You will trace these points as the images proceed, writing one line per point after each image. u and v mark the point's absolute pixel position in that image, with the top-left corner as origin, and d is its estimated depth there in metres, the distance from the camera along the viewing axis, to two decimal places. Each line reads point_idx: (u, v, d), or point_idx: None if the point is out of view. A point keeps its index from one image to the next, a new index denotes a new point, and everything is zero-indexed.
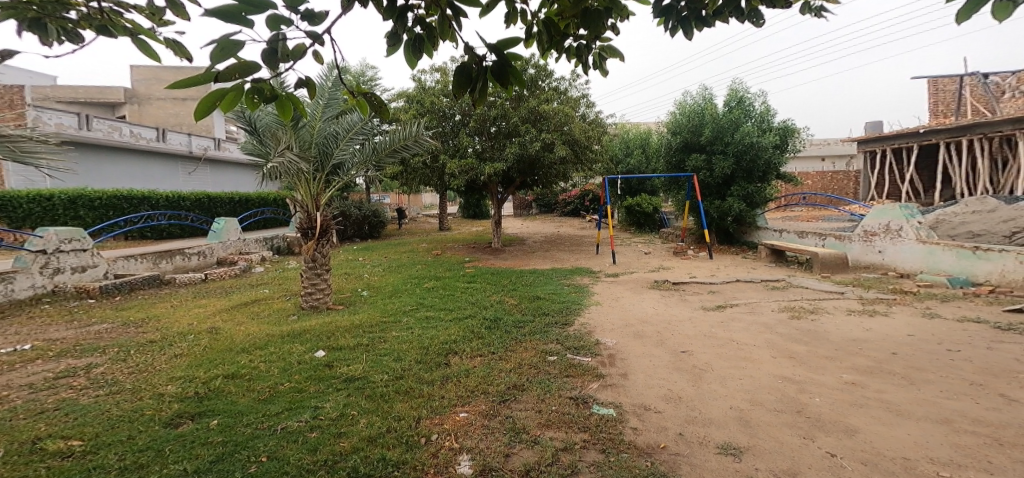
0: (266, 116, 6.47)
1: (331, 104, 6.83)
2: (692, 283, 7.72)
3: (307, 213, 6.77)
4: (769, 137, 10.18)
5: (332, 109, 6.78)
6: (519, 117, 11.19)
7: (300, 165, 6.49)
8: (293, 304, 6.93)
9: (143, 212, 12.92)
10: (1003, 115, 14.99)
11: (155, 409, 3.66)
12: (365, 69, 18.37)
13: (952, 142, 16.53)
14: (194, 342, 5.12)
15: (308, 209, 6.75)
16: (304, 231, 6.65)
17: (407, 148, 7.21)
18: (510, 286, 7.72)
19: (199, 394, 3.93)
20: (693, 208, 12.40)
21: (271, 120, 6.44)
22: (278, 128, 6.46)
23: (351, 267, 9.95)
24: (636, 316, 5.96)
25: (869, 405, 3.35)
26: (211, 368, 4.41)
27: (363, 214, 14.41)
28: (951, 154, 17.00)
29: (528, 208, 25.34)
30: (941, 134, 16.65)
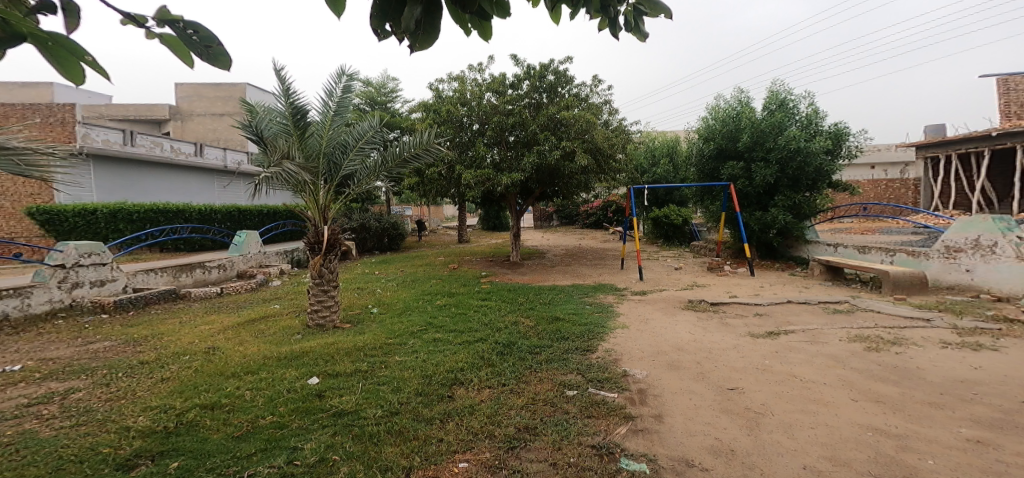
0: (273, 125, 6.16)
1: (339, 111, 6.50)
2: (733, 302, 6.87)
3: (315, 227, 6.36)
4: (819, 142, 9.15)
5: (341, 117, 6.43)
6: (538, 125, 10.62)
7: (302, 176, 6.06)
8: (301, 321, 6.52)
9: (174, 224, 13.02)
10: None
11: (113, 447, 3.19)
12: (386, 81, 18.25)
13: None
14: (187, 365, 4.69)
15: (316, 223, 6.35)
16: (310, 246, 6.25)
17: (420, 158, 6.75)
18: (530, 305, 7.09)
19: (168, 429, 3.45)
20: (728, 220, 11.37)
21: (277, 129, 6.12)
22: (284, 137, 6.14)
23: (365, 281, 9.56)
24: (671, 342, 5.20)
25: (1010, 475, 2.59)
26: (192, 396, 3.95)
27: (383, 226, 14.11)
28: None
29: (551, 220, 24.65)
30: (1016, 137, 15.04)
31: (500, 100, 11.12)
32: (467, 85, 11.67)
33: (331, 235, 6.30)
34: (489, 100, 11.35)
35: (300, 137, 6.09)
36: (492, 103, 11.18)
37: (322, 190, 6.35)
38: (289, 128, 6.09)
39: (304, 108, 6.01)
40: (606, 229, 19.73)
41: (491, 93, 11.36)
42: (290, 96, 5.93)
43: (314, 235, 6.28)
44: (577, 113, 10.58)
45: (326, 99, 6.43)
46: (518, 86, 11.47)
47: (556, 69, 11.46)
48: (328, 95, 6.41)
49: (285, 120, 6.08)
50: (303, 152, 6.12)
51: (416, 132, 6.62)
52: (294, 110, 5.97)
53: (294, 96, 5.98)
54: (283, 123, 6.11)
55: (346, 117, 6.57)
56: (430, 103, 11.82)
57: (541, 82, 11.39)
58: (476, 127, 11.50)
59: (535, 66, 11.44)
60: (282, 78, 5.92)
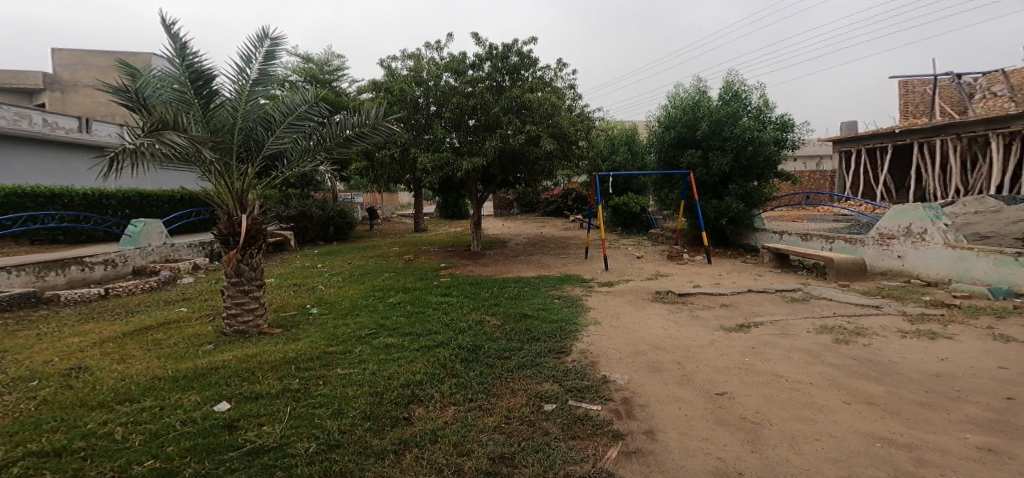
0: (164, 92, 5.04)
1: (259, 82, 5.41)
2: (697, 294, 6.67)
3: (228, 216, 5.30)
4: (769, 132, 9.37)
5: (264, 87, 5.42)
6: (501, 107, 10.00)
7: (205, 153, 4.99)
8: (214, 328, 5.50)
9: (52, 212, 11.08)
10: (978, 115, 14.74)
11: None
12: (329, 57, 16.82)
13: (926, 142, 16.19)
14: (31, 393, 3.63)
15: (230, 212, 5.29)
16: (223, 239, 5.20)
17: (363, 138, 5.98)
18: (488, 301, 6.50)
19: None
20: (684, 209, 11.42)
21: (172, 97, 5.00)
22: (180, 107, 5.02)
23: (306, 276, 8.50)
24: (646, 342, 4.85)
25: None
26: (29, 438, 2.98)
27: (327, 215, 12.69)
28: (924, 156, 16.60)
29: (509, 208, 24.07)
30: (916, 134, 16.30)
31: (459, 81, 10.38)
32: (423, 64, 10.81)
33: (251, 226, 5.26)
34: (449, 81, 10.59)
35: (204, 107, 5.03)
36: (450, 83, 10.44)
37: (237, 171, 5.34)
38: (187, 96, 4.96)
39: (208, 73, 4.96)
40: (566, 217, 19.49)
41: (448, 73, 10.61)
42: (188, 57, 4.87)
43: (229, 225, 5.22)
44: (541, 94, 10.06)
45: (241, 66, 5.31)
46: (478, 67, 10.80)
47: (519, 50, 10.83)
48: (244, 62, 5.30)
49: (181, 86, 4.98)
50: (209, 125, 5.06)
51: (362, 109, 5.83)
52: (193, 74, 4.90)
53: (193, 58, 4.91)
54: (178, 90, 5.00)
55: (267, 89, 5.51)
56: (382, 81, 10.76)
57: (502, 64, 10.75)
58: (433, 108, 10.70)
59: (497, 46, 10.76)
60: (174, 35, 4.84)
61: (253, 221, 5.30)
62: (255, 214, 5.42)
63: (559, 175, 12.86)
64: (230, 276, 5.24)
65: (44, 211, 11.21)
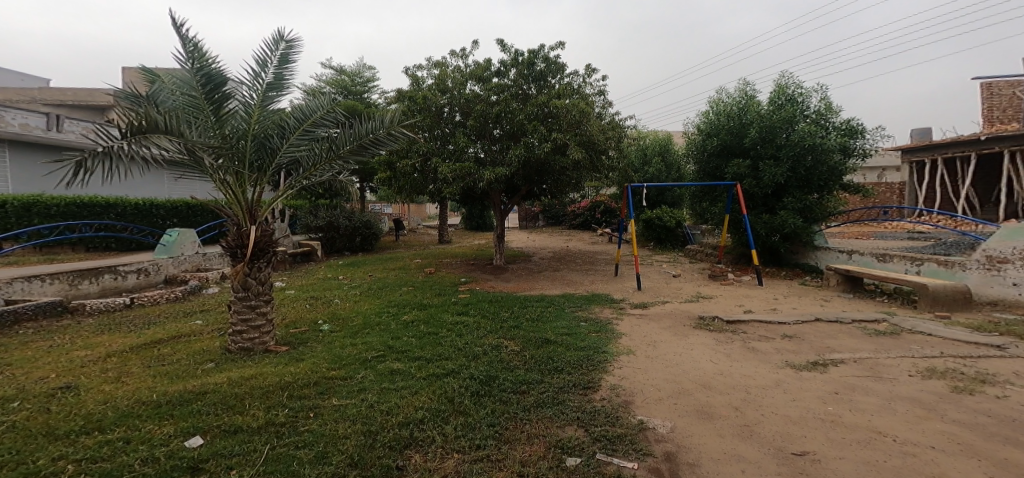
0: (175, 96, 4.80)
1: (275, 86, 5.10)
2: (751, 321, 5.80)
3: (237, 226, 4.97)
4: (831, 139, 8.29)
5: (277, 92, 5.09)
6: (527, 114, 9.51)
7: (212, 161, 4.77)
8: (221, 343, 5.22)
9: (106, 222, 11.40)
10: None
11: None
12: (359, 69, 16.91)
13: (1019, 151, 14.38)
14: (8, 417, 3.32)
15: (240, 223, 4.96)
16: (231, 252, 4.86)
17: (382, 146, 5.57)
18: (510, 322, 5.90)
19: None
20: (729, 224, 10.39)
21: (181, 102, 4.74)
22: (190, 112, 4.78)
23: (324, 288, 8.20)
24: (695, 380, 4.09)
25: None
26: None
27: (354, 225, 12.53)
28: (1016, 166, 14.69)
29: (535, 220, 23.39)
30: (1006, 141, 14.53)
31: (483, 88, 9.93)
32: (448, 72, 10.42)
33: (259, 238, 4.92)
34: (472, 90, 10.17)
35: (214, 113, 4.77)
36: (475, 91, 10.02)
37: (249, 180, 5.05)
38: (197, 102, 4.71)
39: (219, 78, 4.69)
40: (593, 230, 18.67)
41: (472, 81, 10.18)
42: (199, 60, 4.61)
43: (237, 237, 4.86)
44: (572, 101, 9.46)
45: (256, 70, 5.03)
46: (504, 74, 10.34)
47: (546, 55, 10.31)
48: (259, 65, 5.02)
49: (191, 91, 4.71)
50: (219, 132, 4.77)
51: (378, 112, 5.39)
52: (204, 78, 4.65)
53: (204, 62, 4.64)
54: (189, 95, 4.74)
55: (283, 94, 5.21)
56: (405, 90, 10.50)
57: (527, 70, 10.24)
58: (456, 118, 10.34)
59: (522, 53, 10.30)
60: (185, 37, 4.56)
61: (263, 233, 4.97)
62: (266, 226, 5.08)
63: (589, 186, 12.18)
64: (238, 291, 4.90)
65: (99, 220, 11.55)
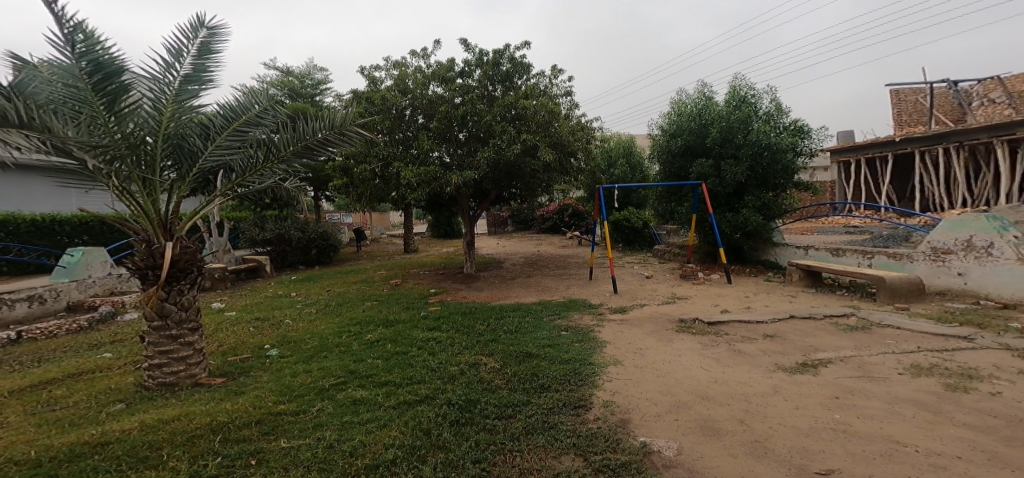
0: (52, 87, 3.93)
1: (194, 79, 4.52)
2: (730, 321, 5.68)
3: (148, 244, 4.32)
4: (787, 138, 8.54)
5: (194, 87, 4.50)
6: (495, 115, 9.11)
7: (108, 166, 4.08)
8: (134, 380, 4.57)
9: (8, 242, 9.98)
10: (978, 122, 13.98)
11: None
12: (309, 70, 15.91)
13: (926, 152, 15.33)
14: None
15: (150, 240, 4.32)
16: (140, 274, 4.23)
17: (327, 147, 4.98)
18: (484, 336, 5.47)
19: None
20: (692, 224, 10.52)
21: (61, 94, 3.92)
22: (74, 107, 3.95)
23: (273, 307, 7.39)
24: (690, 391, 3.86)
25: None
26: None
27: (309, 237, 11.59)
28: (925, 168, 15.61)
29: (505, 225, 22.92)
30: (917, 142, 15.41)
31: (446, 88, 9.47)
32: (409, 72, 9.84)
33: (177, 257, 4.25)
34: (435, 91, 9.65)
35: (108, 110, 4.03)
36: (437, 91, 9.54)
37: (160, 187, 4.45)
38: (83, 95, 3.93)
39: (114, 68, 3.99)
40: (564, 235, 18.49)
41: (435, 82, 9.70)
42: (86, 45, 3.85)
43: (148, 257, 4.24)
44: (538, 101, 9.17)
45: (168, 60, 4.41)
46: (468, 74, 9.94)
47: (512, 56, 9.97)
48: (172, 55, 4.41)
49: (74, 81, 3.91)
50: (119, 132, 4.09)
51: (323, 111, 4.82)
52: (92, 68, 3.90)
53: (94, 48, 3.90)
54: (71, 86, 3.91)
55: (204, 89, 4.61)
56: (362, 91, 9.84)
57: (494, 71, 9.87)
58: (421, 120, 9.77)
59: (486, 52, 9.93)
60: (63, 17, 3.77)
61: (182, 251, 4.32)
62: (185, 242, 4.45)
63: (556, 189, 11.92)
64: (153, 320, 4.22)
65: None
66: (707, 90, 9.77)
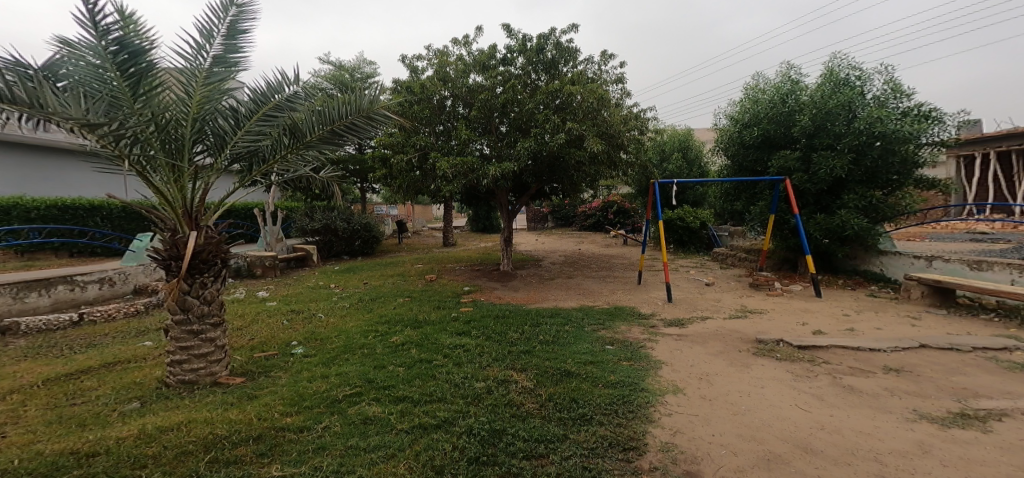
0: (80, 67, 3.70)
1: (223, 62, 4.17)
2: (828, 346, 4.56)
3: (172, 232, 3.98)
4: (909, 125, 7.03)
5: (223, 69, 4.15)
6: (537, 103, 8.40)
7: (132, 152, 3.77)
8: (159, 375, 4.26)
9: (97, 228, 10.58)
10: None
11: None
12: (357, 64, 15.90)
13: None
14: None
15: (175, 230, 3.98)
16: (163, 265, 3.92)
17: (360, 132, 4.58)
18: (518, 348, 4.77)
19: None
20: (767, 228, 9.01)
21: (88, 76, 3.68)
22: (101, 90, 3.71)
23: (309, 299, 7.16)
24: (785, 440, 2.96)
25: None
26: None
27: (352, 229, 11.51)
28: None
29: (546, 221, 21.91)
30: None
31: (486, 76, 8.92)
32: (449, 61, 9.32)
33: (200, 248, 3.92)
34: (474, 81, 9.13)
35: (133, 92, 3.73)
36: (477, 80, 9.00)
37: (190, 175, 4.10)
38: (109, 76, 3.65)
39: (140, 47, 3.67)
40: (607, 233, 17.34)
41: (476, 71, 9.16)
42: (112, 23, 3.56)
43: (171, 247, 3.92)
44: (586, 87, 8.34)
45: (199, 41, 4.07)
46: (510, 62, 9.25)
47: (557, 41, 9.19)
48: (202, 36, 4.07)
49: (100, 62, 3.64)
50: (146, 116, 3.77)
51: (353, 93, 4.40)
52: (118, 47, 3.60)
53: (120, 26, 3.60)
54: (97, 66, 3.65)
55: (234, 72, 4.25)
56: (404, 80, 9.44)
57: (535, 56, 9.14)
58: (457, 108, 9.32)
59: (530, 37, 9.22)
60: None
61: (206, 242, 3.98)
62: (211, 232, 4.12)
63: (603, 184, 10.96)
64: (176, 314, 3.91)
65: (90, 227, 10.73)
66: (792, 74, 8.44)
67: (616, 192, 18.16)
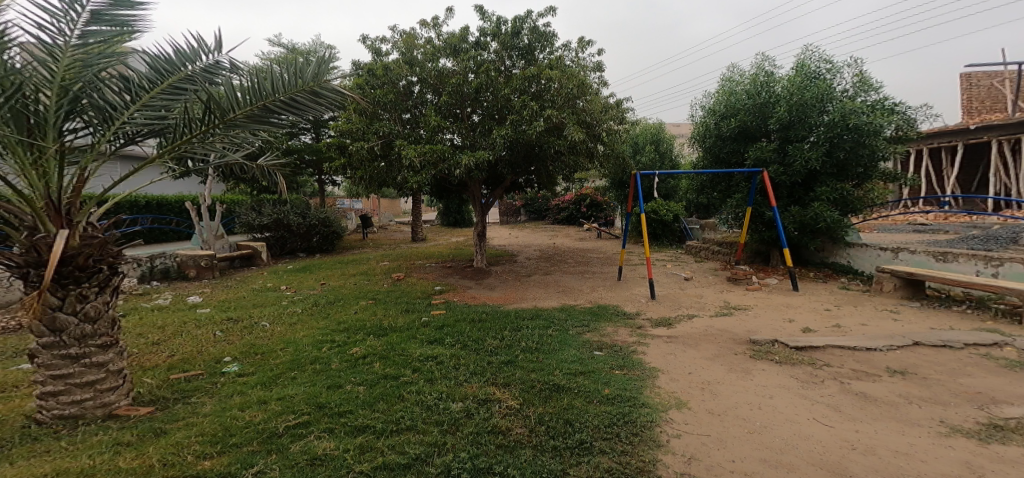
0: None
1: (114, 22, 3.44)
2: (825, 346, 4.29)
3: (29, 230, 3.16)
4: (881, 118, 7.03)
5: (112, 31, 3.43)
6: (513, 88, 7.84)
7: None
8: (24, 406, 3.49)
9: None
10: None
11: None
12: (317, 47, 14.78)
13: (1008, 142, 13.27)
14: None
15: (35, 227, 3.16)
16: (19, 273, 3.17)
17: (296, 112, 3.83)
18: (499, 359, 4.25)
19: None
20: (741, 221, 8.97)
21: None
22: None
23: (262, 304, 6.30)
24: (815, 464, 2.58)
25: None
26: None
27: (309, 224, 10.50)
28: (1006, 159, 13.51)
29: (517, 215, 21.40)
30: (994, 131, 13.38)
31: (457, 61, 8.30)
32: (418, 41, 8.64)
33: (75, 252, 3.13)
34: (446, 66, 8.43)
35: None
36: (449, 65, 8.33)
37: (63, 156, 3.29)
38: None
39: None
40: (581, 226, 17.11)
41: (446, 55, 8.49)
42: None
43: (30, 251, 3.14)
44: (565, 73, 7.92)
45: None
46: (483, 45, 8.63)
47: (534, 24, 8.65)
48: None
49: None
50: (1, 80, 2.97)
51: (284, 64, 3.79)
52: None
53: None
54: None
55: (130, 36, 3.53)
56: (365, 62, 8.62)
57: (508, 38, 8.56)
58: (428, 96, 8.59)
59: (505, 20, 8.64)
60: None
61: (84, 243, 3.19)
62: (91, 230, 3.33)
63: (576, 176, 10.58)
64: (44, 335, 3.20)
65: None
66: (767, 65, 8.36)
67: (588, 184, 17.92)
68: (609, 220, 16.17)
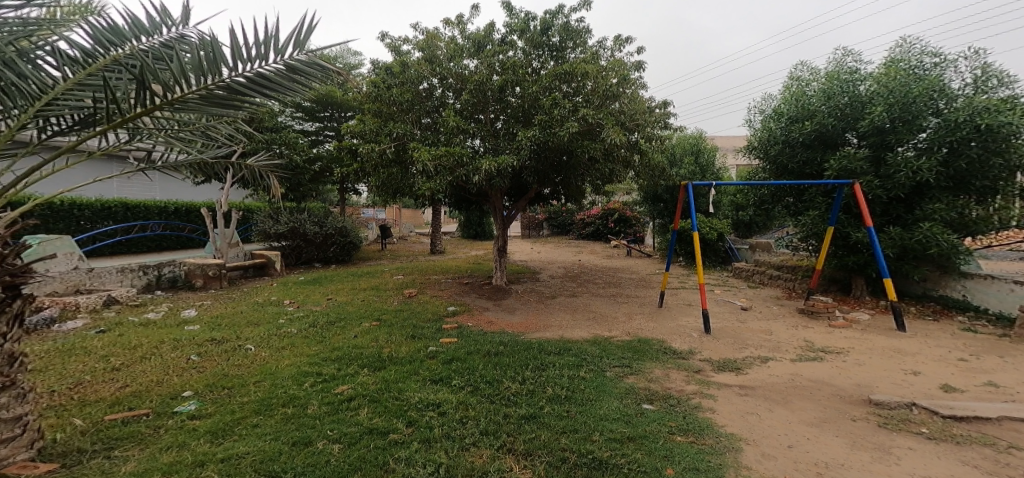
0: None
1: None
2: (997, 418, 3.02)
3: None
4: (1020, 117, 5.64)
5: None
6: (541, 86, 6.93)
7: None
8: None
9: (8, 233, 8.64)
10: None
11: None
12: (341, 54, 14.39)
13: None
14: None
15: None
16: None
17: (266, 93, 2.66)
18: (514, 417, 3.22)
19: None
20: (808, 244, 7.64)
21: None
22: None
23: (247, 322, 5.46)
24: None
25: None
26: None
27: (325, 233, 9.86)
28: None
29: (541, 229, 20.36)
30: None
31: (480, 59, 7.48)
32: (438, 37, 7.88)
33: None
34: (468, 67, 7.63)
35: None
36: (470, 63, 7.54)
37: None
38: None
39: None
40: (608, 242, 15.90)
41: (469, 53, 7.71)
42: None
43: None
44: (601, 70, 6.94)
45: None
46: (507, 42, 7.82)
47: (567, 18, 7.77)
48: None
49: None
50: None
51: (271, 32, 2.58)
52: None
53: None
54: None
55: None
56: (383, 62, 7.93)
57: (537, 34, 7.68)
58: (448, 99, 7.77)
59: (534, 16, 7.79)
60: None
61: None
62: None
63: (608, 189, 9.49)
64: None
65: None
66: (848, 61, 7.15)
67: (617, 199, 16.75)
68: (641, 237, 14.89)
